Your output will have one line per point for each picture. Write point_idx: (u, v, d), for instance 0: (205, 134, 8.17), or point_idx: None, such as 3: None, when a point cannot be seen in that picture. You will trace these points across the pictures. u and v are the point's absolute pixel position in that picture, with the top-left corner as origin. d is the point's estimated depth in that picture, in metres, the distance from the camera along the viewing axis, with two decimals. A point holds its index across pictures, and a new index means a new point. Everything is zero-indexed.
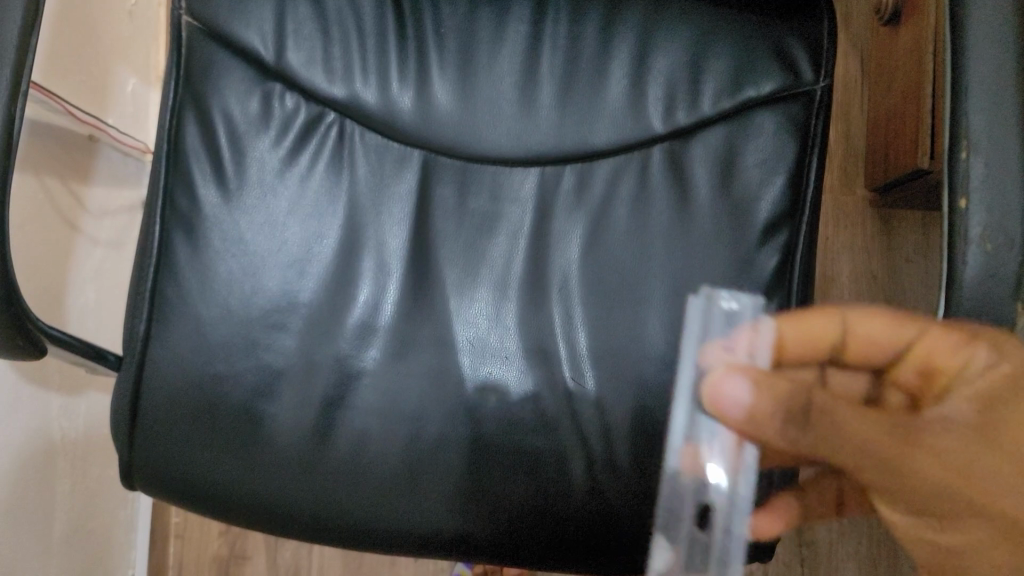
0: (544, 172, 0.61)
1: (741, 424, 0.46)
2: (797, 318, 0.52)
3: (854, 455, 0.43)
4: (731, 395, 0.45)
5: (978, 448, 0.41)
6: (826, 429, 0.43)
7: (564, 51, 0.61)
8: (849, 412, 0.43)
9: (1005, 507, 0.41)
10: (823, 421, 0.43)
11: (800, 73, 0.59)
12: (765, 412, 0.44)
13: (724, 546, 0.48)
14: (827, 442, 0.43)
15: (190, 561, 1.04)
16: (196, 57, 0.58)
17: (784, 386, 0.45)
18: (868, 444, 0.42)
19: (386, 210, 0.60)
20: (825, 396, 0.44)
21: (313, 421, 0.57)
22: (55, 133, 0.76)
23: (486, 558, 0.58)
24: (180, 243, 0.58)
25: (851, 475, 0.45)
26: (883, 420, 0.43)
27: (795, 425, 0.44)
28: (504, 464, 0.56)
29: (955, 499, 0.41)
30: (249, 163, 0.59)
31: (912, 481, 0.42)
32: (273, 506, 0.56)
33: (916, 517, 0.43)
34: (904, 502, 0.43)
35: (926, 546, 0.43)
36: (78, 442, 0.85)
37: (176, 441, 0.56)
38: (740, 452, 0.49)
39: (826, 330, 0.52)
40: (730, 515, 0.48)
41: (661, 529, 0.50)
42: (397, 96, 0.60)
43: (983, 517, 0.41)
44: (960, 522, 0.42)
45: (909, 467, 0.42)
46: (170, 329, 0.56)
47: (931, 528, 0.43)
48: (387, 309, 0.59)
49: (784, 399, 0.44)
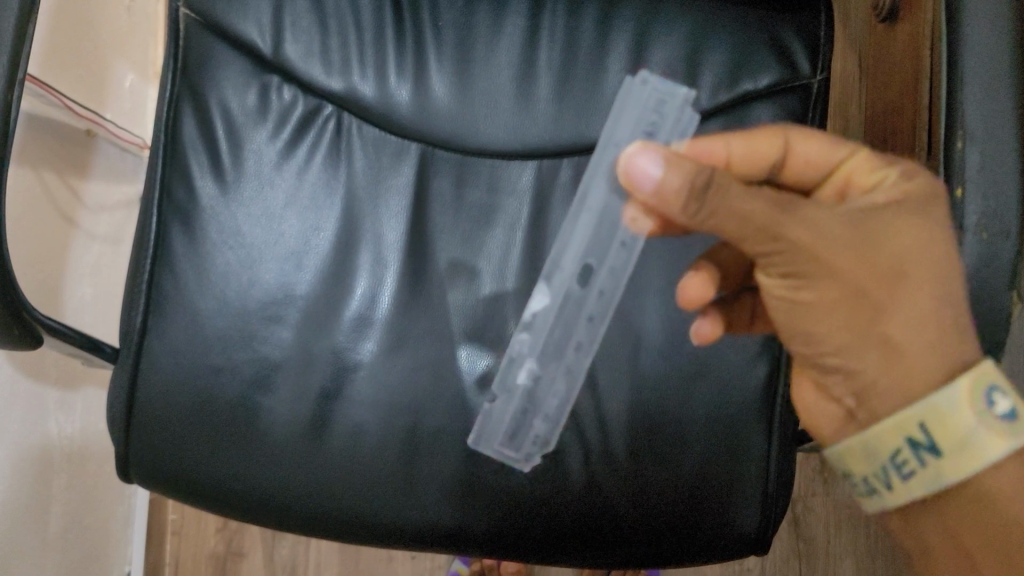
0: (542, 165, 0.61)
1: (644, 198, 0.40)
2: (746, 137, 0.48)
3: (743, 228, 0.38)
4: (641, 166, 0.39)
5: (854, 234, 0.39)
6: (722, 210, 0.38)
7: (562, 44, 0.61)
8: (740, 189, 0.38)
9: (910, 351, 0.40)
10: (776, 218, 0.38)
11: (797, 67, 0.59)
12: (670, 187, 0.39)
13: (593, 304, 0.52)
14: (753, 223, 0.38)
15: (187, 558, 1.03)
16: (193, 49, 0.59)
17: (688, 161, 0.39)
18: (817, 246, 0.38)
19: (383, 203, 0.60)
20: (719, 172, 0.38)
21: (308, 413, 0.56)
22: (52, 127, 0.76)
23: (482, 551, 0.58)
24: (177, 235, 0.58)
25: (772, 307, 0.42)
26: (850, 219, 0.39)
27: (692, 200, 0.38)
28: (500, 457, 0.57)
29: (850, 319, 0.40)
30: (246, 155, 0.59)
31: (831, 266, 0.39)
32: (269, 499, 0.56)
33: (790, 291, 0.41)
34: (811, 296, 0.40)
35: (791, 327, 0.42)
36: (75, 436, 0.85)
37: (171, 433, 0.56)
38: (637, 222, 0.48)
39: (770, 151, 0.49)
40: (609, 284, 0.51)
41: (544, 278, 0.51)
42: (394, 88, 0.60)
43: (868, 345, 0.41)
44: (844, 338, 0.41)
45: (830, 265, 0.39)
46: (166, 321, 0.56)
47: (807, 320, 0.41)
48: (384, 302, 0.59)
49: (687, 176, 0.38)
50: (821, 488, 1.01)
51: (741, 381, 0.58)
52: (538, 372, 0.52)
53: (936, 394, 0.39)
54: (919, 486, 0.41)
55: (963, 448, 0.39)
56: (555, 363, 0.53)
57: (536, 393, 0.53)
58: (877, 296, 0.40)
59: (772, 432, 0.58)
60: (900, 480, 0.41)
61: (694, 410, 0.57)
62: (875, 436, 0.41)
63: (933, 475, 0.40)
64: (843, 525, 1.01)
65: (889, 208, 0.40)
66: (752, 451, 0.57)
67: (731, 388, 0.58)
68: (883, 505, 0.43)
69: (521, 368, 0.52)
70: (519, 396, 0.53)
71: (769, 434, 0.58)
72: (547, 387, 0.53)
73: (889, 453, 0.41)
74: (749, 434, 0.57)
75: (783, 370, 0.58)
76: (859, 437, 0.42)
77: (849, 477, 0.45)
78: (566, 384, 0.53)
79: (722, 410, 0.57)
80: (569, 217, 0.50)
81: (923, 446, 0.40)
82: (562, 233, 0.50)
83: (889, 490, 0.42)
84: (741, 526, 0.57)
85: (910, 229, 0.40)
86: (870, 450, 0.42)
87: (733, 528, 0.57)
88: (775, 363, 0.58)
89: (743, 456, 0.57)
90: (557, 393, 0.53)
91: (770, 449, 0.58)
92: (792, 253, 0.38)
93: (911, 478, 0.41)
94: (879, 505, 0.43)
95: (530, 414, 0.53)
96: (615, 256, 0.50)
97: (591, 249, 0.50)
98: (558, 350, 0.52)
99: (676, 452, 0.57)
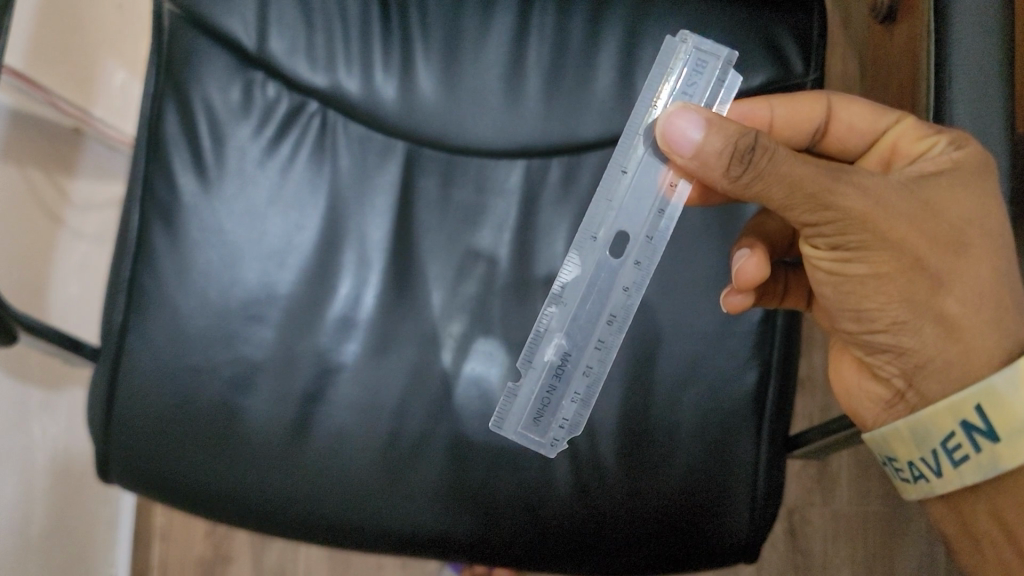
0: (530, 164, 0.60)
1: (693, 160, 0.45)
2: (787, 99, 0.55)
3: (790, 193, 0.42)
4: (683, 128, 0.44)
5: (912, 203, 0.43)
6: (769, 173, 0.42)
7: (551, 42, 0.60)
8: (788, 154, 0.42)
9: (963, 325, 0.45)
10: (827, 184, 0.41)
11: (790, 67, 0.58)
12: (714, 150, 0.43)
13: (628, 273, 0.55)
14: (803, 188, 0.42)
15: (174, 562, 1.02)
16: (177, 44, 0.58)
17: (732, 125, 0.43)
18: (870, 211, 0.42)
19: (369, 202, 0.59)
20: (764, 136, 0.42)
21: (291, 414, 0.55)
22: (38, 124, 0.75)
23: (465, 557, 0.56)
24: (158, 232, 0.57)
25: (823, 280, 0.47)
26: (900, 188, 0.43)
27: (739, 163, 0.42)
28: (484, 459, 0.56)
29: (907, 286, 0.44)
30: (228, 153, 0.58)
31: (884, 231, 0.42)
32: (249, 501, 0.54)
33: (843, 261, 0.45)
34: (862, 261, 0.44)
35: (843, 293, 0.46)
36: (60, 437, 0.84)
37: (152, 432, 0.54)
38: (673, 185, 0.54)
39: (811, 114, 0.55)
40: (644, 252, 0.55)
41: (576, 247, 0.55)
42: (381, 85, 0.59)
43: (921, 310, 0.45)
44: (896, 305, 0.45)
45: (883, 231, 0.42)
46: (146, 320, 0.55)
47: (858, 286, 0.45)
48: (368, 302, 0.58)
49: (733, 139, 0.42)
50: (819, 499, 1.00)
51: (730, 387, 0.56)
52: (567, 347, 0.56)
53: (989, 382, 0.43)
54: (969, 471, 0.45)
55: (1012, 439, 0.42)
56: (586, 335, 0.56)
57: (567, 365, 0.56)
58: (934, 266, 0.44)
59: (762, 438, 0.56)
60: (951, 463, 0.45)
61: (682, 416, 0.56)
62: (930, 421, 0.46)
63: (985, 462, 0.44)
64: (842, 535, 0.99)
65: (934, 178, 0.45)
66: (741, 457, 0.56)
67: (720, 394, 0.56)
68: (934, 488, 0.47)
69: (550, 343, 0.56)
70: (547, 372, 0.56)
71: (759, 440, 0.56)
72: (576, 362, 0.56)
73: (942, 437, 0.45)
74: (739, 440, 0.56)
75: (772, 376, 0.57)
76: (913, 421, 0.47)
77: (908, 463, 0.49)
78: (596, 361, 0.56)
79: (711, 416, 0.56)
80: (604, 187, 0.55)
81: (975, 431, 0.44)
82: (597, 205, 0.55)
83: (942, 476, 0.46)
84: (730, 535, 0.56)
85: (955, 196, 0.44)
86: (924, 433, 0.47)
87: (724, 537, 0.56)
88: (765, 368, 0.57)
89: (733, 463, 0.56)
90: (587, 369, 0.56)
91: (760, 455, 0.56)
92: (846, 218, 0.42)
93: (963, 464, 0.45)
94: (930, 490, 0.48)
95: (558, 392, 0.56)
96: (652, 226, 0.55)
97: (626, 218, 0.55)
98: (589, 322, 0.55)
99: (664, 459, 0.56)
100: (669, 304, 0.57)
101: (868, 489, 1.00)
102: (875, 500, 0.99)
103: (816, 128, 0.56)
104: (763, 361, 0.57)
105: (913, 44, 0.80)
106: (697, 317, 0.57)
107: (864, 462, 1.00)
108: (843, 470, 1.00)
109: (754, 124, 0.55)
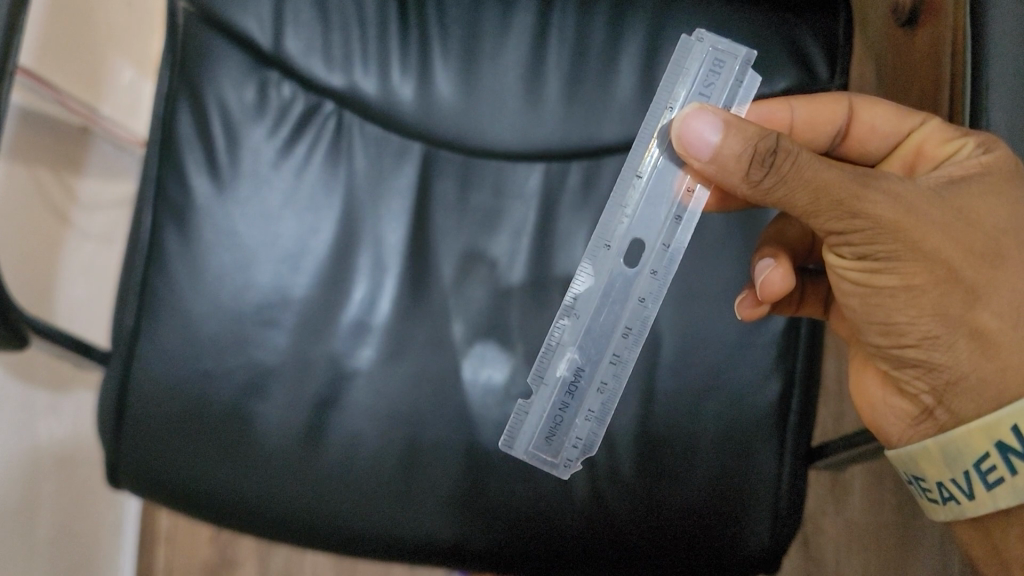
0: (549, 167, 0.59)
1: (709, 164, 0.45)
2: (808, 101, 0.54)
3: (815, 197, 0.42)
4: (699, 129, 0.44)
5: (942, 211, 0.43)
6: (792, 175, 0.42)
7: (571, 43, 0.59)
8: (810, 157, 0.42)
9: (999, 342, 0.43)
10: (852, 189, 0.41)
11: (816, 72, 0.57)
12: (733, 152, 0.43)
13: (645, 281, 0.54)
14: (827, 193, 0.42)
15: (178, 566, 1.01)
16: (192, 43, 0.57)
17: (750, 127, 0.43)
18: (899, 218, 0.42)
19: (385, 206, 0.58)
20: (785, 138, 0.42)
21: (304, 421, 0.54)
22: (46, 122, 0.74)
23: (480, 567, 0.55)
24: (171, 234, 0.55)
25: (851, 296, 0.46)
26: (929, 196, 0.43)
27: (760, 167, 0.42)
28: (501, 468, 0.54)
29: (939, 299, 0.43)
30: (243, 154, 0.57)
31: (914, 239, 0.42)
32: (261, 510, 0.53)
33: (871, 273, 0.44)
34: (892, 273, 0.43)
35: (871, 306, 0.45)
36: (66, 439, 0.83)
37: (162, 437, 0.53)
38: (690, 191, 0.54)
39: (832, 114, 0.54)
40: (660, 262, 0.54)
41: (589, 256, 0.55)
42: (398, 86, 0.58)
43: (954, 325, 0.44)
44: (928, 320, 0.44)
45: (915, 239, 0.42)
46: (158, 322, 0.54)
47: (887, 299, 0.44)
48: (383, 306, 0.57)
49: (753, 142, 0.42)
50: (831, 507, 0.99)
51: (751, 396, 0.55)
52: (579, 362, 0.55)
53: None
54: (1003, 495, 0.43)
55: None
56: (600, 350, 0.54)
57: (583, 380, 0.54)
58: (966, 277, 0.43)
59: (784, 449, 0.55)
60: (984, 486, 0.44)
61: (703, 426, 0.55)
62: (961, 441, 0.45)
63: (1017, 486, 0.42)
64: (855, 543, 0.98)
65: (963, 184, 0.45)
66: (764, 468, 0.55)
67: (741, 404, 0.55)
68: (963, 511, 0.46)
69: (563, 358, 0.55)
70: (560, 389, 0.55)
71: (781, 450, 0.55)
72: (589, 379, 0.55)
73: (975, 457, 0.44)
74: (760, 452, 0.55)
75: (796, 386, 0.56)
76: (944, 441, 0.46)
77: (938, 486, 0.48)
78: (611, 376, 0.54)
79: (733, 428, 0.55)
80: (616, 195, 0.55)
81: (1010, 453, 0.42)
82: (608, 215, 0.54)
83: (973, 498, 0.45)
84: (750, 546, 0.54)
85: (981, 201, 0.44)
86: (956, 453, 0.45)
87: (744, 549, 0.54)
88: (788, 378, 0.56)
89: (754, 475, 0.55)
90: (601, 385, 0.54)
91: (782, 467, 0.55)
92: (876, 227, 0.42)
93: (996, 487, 0.43)
94: (960, 512, 0.47)
95: (570, 411, 0.54)
96: (668, 231, 0.54)
97: (641, 224, 0.54)
98: (603, 335, 0.54)
99: (685, 470, 0.54)
100: (690, 312, 0.56)
101: (881, 496, 0.99)
102: (889, 509, 0.98)
103: (836, 129, 0.55)
104: (787, 370, 0.56)
105: (934, 46, 0.79)
106: (719, 324, 0.56)
107: (877, 469, 0.99)
108: (855, 479, 1.00)
109: (776, 125, 0.55)
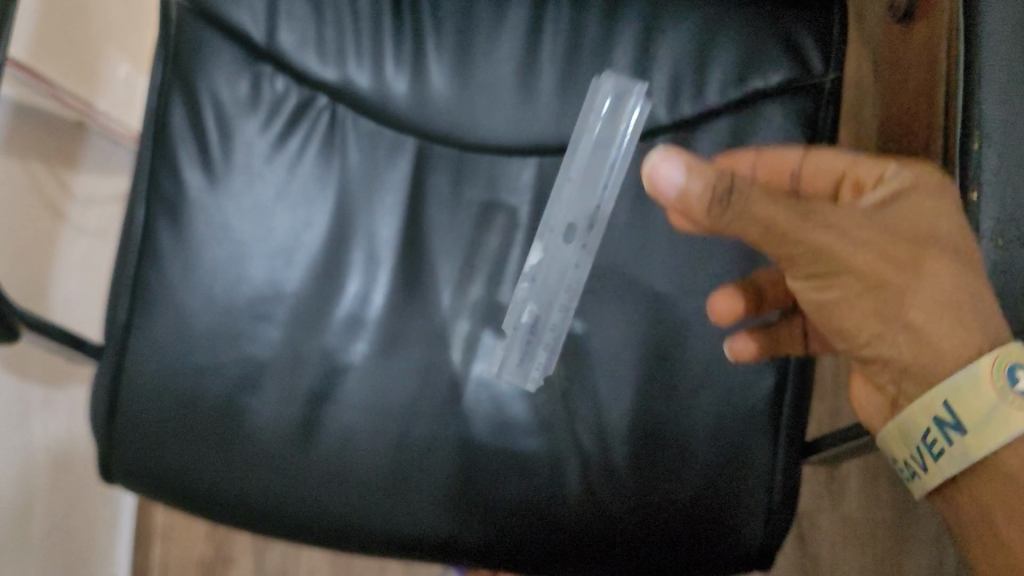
0: (543, 161, 0.59)
1: (675, 206, 0.44)
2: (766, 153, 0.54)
3: (757, 230, 0.43)
4: (667, 175, 0.43)
5: (868, 227, 0.44)
6: (744, 215, 0.42)
7: (566, 37, 0.59)
8: (759, 195, 0.42)
9: (931, 338, 0.45)
10: (795, 222, 0.42)
11: (809, 66, 0.57)
12: (697, 194, 0.42)
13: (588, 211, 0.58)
14: (774, 227, 0.42)
15: (174, 563, 1.01)
16: (185, 37, 0.56)
17: (712, 169, 0.42)
18: (832, 245, 0.43)
19: (378, 200, 0.58)
20: (738, 179, 0.42)
21: (297, 416, 0.54)
22: (40, 116, 0.73)
23: (474, 562, 0.55)
24: (164, 228, 0.55)
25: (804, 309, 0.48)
26: (859, 216, 0.44)
27: (717, 206, 0.42)
28: (494, 462, 0.54)
29: (877, 303, 0.45)
30: (236, 148, 0.57)
31: (845, 262, 0.43)
32: (254, 505, 0.53)
33: (816, 288, 0.46)
34: (830, 288, 0.45)
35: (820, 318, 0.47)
36: (60, 435, 0.83)
37: (155, 432, 0.53)
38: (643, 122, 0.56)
39: (788, 157, 0.54)
40: (592, 238, 0.57)
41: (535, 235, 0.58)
42: (392, 80, 0.58)
43: (891, 322, 0.45)
44: (871, 322, 0.46)
45: (844, 261, 0.43)
46: (150, 317, 0.54)
47: (832, 310, 0.46)
48: (376, 300, 0.57)
49: (713, 185, 0.42)
50: (826, 504, 0.99)
51: (746, 391, 0.55)
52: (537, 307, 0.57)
53: (955, 380, 0.45)
54: (947, 465, 0.46)
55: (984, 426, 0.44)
56: (555, 290, 0.57)
57: (535, 346, 0.56)
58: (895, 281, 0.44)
59: (778, 444, 0.55)
60: (929, 461, 0.47)
61: (697, 420, 0.55)
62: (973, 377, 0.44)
63: (959, 454, 0.46)
64: (851, 541, 0.98)
65: (896, 203, 0.46)
66: (758, 462, 0.55)
67: (735, 397, 0.55)
68: (918, 488, 0.49)
69: (522, 310, 0.58)
70: (522, 334, 0.57)
71: (774, 444, 0.55)
72: (549, 313, 0.57)
73: (920, 434, 0.47)
74: (754, 447, 0.55)
75: (789, 380, 0.56)
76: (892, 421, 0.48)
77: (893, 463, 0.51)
78: (569, 298, 0.57)
79: (727, 421, 0.55)
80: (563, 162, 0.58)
81: (948, 426, 0.46)
82: (558, 202, 0.58)
83: (923, 472, 0.48)
84: (744, 539, 0.55)
85: (918, 217, 0.46)
86: (901, 432, 0.48)
87: (737, 545, 0.54)
88: (782, 372, 0.56)
89: (747, 470, 0.55)
90: (562, 306, 0.57)
91: (775, 460, 0.55)
92: (811, 251, 0.43)
93: (941, 458, 0.47)
94: (916, 488, 0.50)
95: (536, 340, 0.57)
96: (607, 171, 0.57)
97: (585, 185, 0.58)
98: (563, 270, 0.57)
99: (679, 465, 0.54)
100: (683, 306, 0.56)
101: (877, 495, 0.99)
102: (884, 508, 0.98)
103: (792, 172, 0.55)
104: (781, 364, 0.56)
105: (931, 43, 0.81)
106: (713, 319, 0.56)
107: (874, 466, 0.99)
108: (852, 475, 0.99)
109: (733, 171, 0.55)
